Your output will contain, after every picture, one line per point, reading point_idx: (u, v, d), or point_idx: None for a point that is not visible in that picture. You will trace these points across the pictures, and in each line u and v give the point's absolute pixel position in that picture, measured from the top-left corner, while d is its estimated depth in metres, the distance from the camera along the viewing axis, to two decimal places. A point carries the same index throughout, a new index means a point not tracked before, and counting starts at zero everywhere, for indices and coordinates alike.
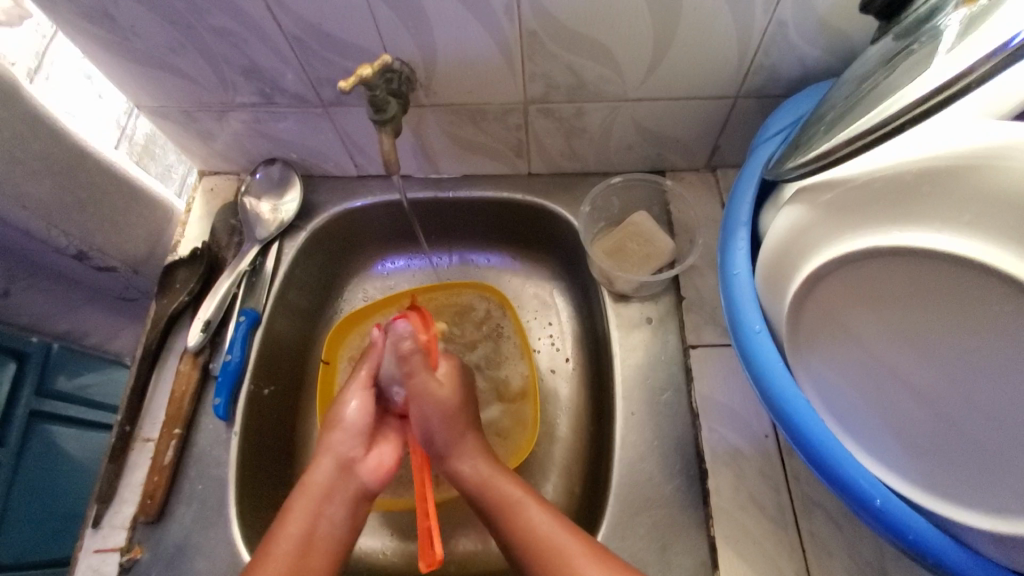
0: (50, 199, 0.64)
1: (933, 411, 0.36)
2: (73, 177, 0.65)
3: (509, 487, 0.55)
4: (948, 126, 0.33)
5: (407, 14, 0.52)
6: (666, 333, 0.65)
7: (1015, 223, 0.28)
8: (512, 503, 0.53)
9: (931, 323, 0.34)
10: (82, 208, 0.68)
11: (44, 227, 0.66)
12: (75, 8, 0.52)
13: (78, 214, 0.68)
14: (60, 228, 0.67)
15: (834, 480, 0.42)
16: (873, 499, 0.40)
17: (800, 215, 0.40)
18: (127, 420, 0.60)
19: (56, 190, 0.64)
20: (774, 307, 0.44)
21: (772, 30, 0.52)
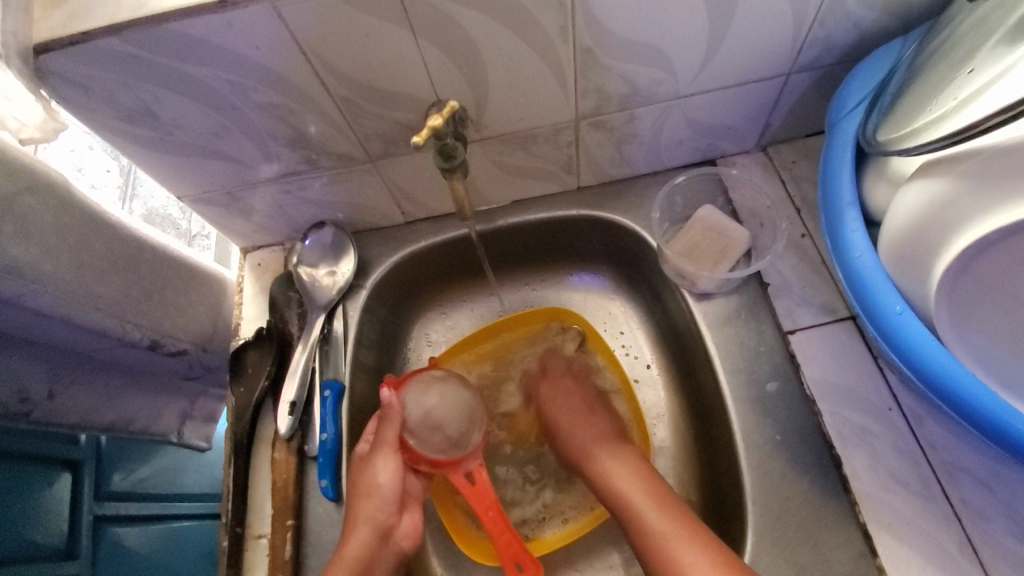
0: (119, 296, 0.62)
1: None
2: (136, 270, 0.63)
3: (626, 484, 0.58)
4: None
5: (459, 53, 0.50)
6: (759, 323, 0.62)
7: None
8: (633, 503, 0.56)
9: None
10: (148, 297, 0.66)
11: (119, 325, 0.63)
12: (114, 112, 0.50)
13: (146, 304, 0.65)
14: (133, 322, 0.64)
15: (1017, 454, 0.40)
16: None
17: (940, 189, 0.38)
18: (236, 521, 0.58)
19: (123, 286, 0.62)
20: (913, 286, 0.43)
21: (830, 1, 0.51)
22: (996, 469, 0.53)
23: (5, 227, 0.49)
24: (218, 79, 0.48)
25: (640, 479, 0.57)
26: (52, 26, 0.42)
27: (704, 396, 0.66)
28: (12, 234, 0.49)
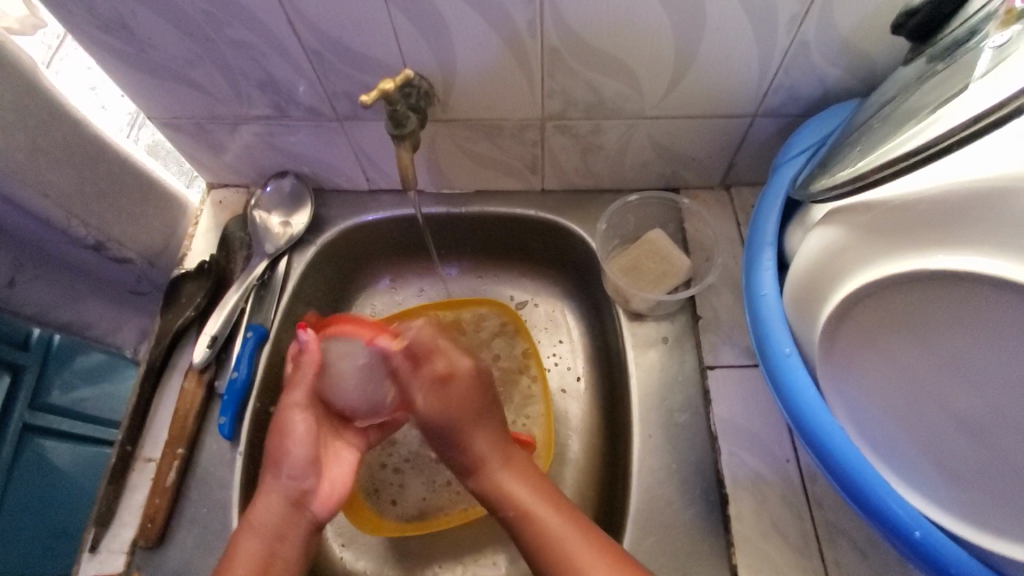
0: (69, 187, 0.64)
1: (978, 446, 0.35)
2: (93, 167, 0.66)
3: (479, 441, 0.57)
4: (992, 148, 0.32)
5: (427, 27, 0.51)
6: (683, 353, 0.63)
7: None
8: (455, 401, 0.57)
9: (970, 350, 0.33)
10: (100, 198, 0.68)
11: (64, 216, 0.65)
12: (92, 18, 0.52)
13: (96, 203, 0.67)
14: (79, 218, 0.66)
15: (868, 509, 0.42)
16: (911, 530, 0.40)
17: (834, 237, 0.39)
18: (128, 440, 0.59)
19: (74, 179, 0.64)
20: (805, 332, 0.44)
21: (794, 50, 0.52)
22: (877, 539, 0.53)
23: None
24: (193, 5, 0.50)
25: (507, 467, 0.56)
26: None
27: (620, 415, 0.65)
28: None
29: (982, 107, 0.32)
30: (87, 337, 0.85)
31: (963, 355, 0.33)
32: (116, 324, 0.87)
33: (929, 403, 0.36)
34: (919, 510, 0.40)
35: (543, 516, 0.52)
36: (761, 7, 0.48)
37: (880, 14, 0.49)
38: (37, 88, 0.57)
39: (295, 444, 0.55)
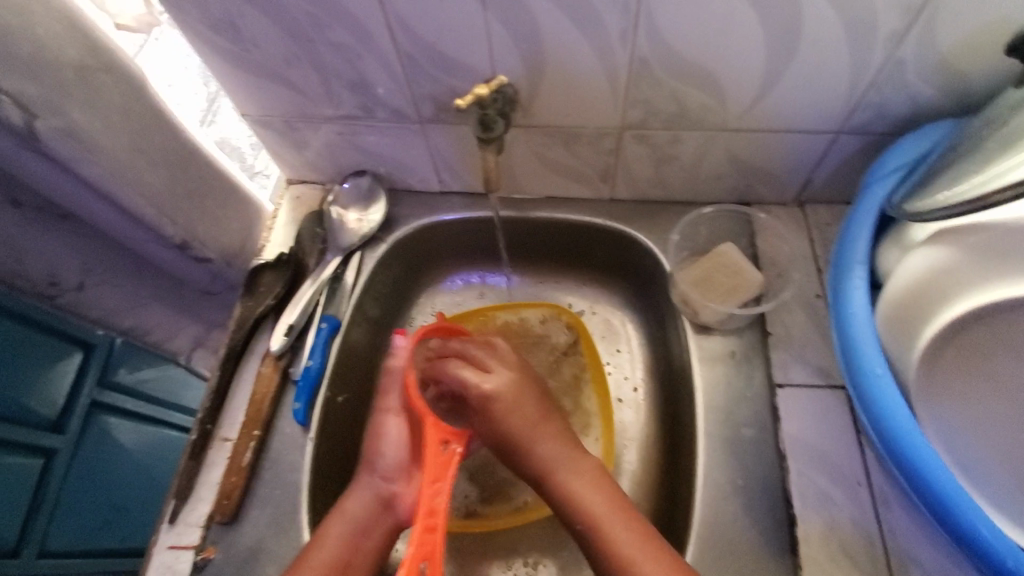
0: (163, 187, 0.67)
1: None
2: (184, 170, 0.69)
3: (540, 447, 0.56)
4: None
5: (521, 36, 0.53)
6: (752, 370, 0.62)
7: None
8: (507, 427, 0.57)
9: None
10: (189, 198, 0.71)
11: (155, 215, 0.68)
12: (206, 18, 0.56)
13: (185, 204, 0.71)
14: (168, 217, 0.69)
15: (958, 537, 0.40)
16: (1003, 562, 0.38)
17: (936, 261, 0.39)
18: (207, 418, 0.61)
19: (169, 181, 0.68)
20: (900, 352, 0.43)
21: (889, 68, 0.51)
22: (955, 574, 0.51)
23: (78, 95, 0.55)
24: (301, 8, 0.53)
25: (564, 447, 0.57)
26: None
27: (681, 429, 0.65)
28: (81, 103, 0.56)
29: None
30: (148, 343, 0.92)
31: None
32: (172, 331, 0.92)
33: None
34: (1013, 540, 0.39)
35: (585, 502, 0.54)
36: (859, 22, 0.48)
37: (986, 33, 0.48)
38: (141, 91, 0.61)
39: (387, 447, 0.57)
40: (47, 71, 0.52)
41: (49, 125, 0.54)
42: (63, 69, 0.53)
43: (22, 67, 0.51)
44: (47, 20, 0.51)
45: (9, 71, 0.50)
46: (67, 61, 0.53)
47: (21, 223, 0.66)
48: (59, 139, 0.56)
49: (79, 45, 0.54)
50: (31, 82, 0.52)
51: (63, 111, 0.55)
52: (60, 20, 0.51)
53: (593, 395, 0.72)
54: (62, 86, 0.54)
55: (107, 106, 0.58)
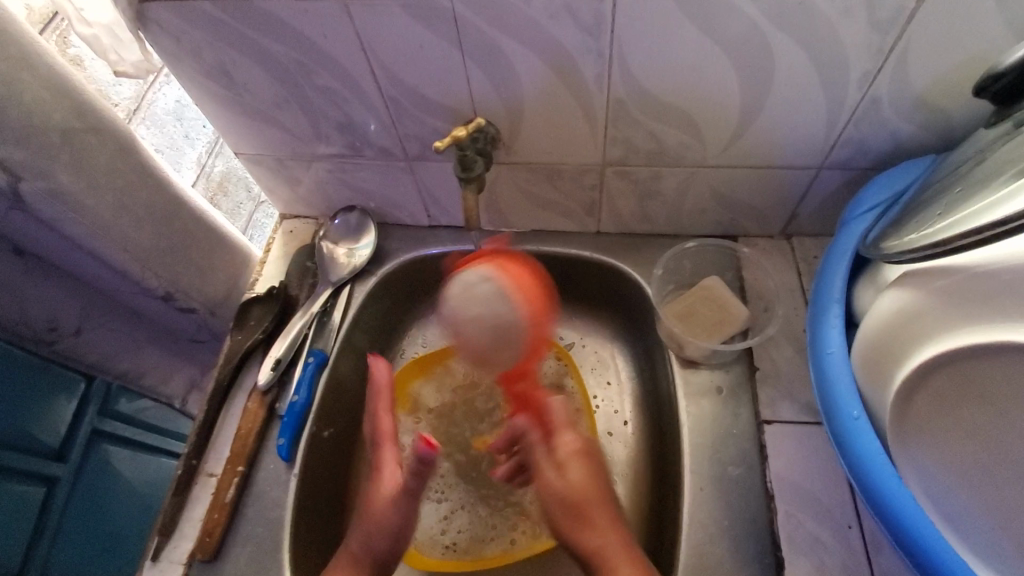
0: (148, 243, 0.71)
1: None
2: (170, 224, 0.73)
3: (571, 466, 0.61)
4: None
5: (499, 80, 0.54)
6: (738, 405, 0.61)
7: None
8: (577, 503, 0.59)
9: None
10: (174, 252, 0.75)
11: (140, 270, 0.72)
12: (199, 67, 0.58)
13: (170, 257, 0.74)
14: (153, 271, 0.73)
15: None
16: None
17: (905, 305, 0.39)
18: (193, 454, 0.62)
19: (154, 236, 0.71)
20: (876, 394, 0.42)
21: (865, 106, 0.52)
22: None
23: (63, 157, 0.59)
24: (287, 56, 0.55)
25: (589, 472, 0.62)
26: None
27: (668, 465, 0.64)
28: (66, 164, 0.59)
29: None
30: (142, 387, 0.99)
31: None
32: (168, 374, 1.02)
33: (1007, 476, 0.34)
34: None
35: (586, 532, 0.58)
36: (832, 63, 0.48)
37: (958, 72, 0.48)
38: (128, 150, 0.65)
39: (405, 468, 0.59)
40: (34, 135, 0.56)
41: (34, 187, 0.58)
42: (49, 133, 0.57)
43: (9, 134, 0.54)
44: (34, 87, 0.54)
45: (1, 137, 0.54)
46: (52, 125, 0.57)
47: (25, 272, 0.73)
48: (42, 200, 0.59)
49: (66, 108, 0.57)
50: (18, 146, 0.55)
51: (48, 173, 0.58)
52: (47, 87, 0.55)
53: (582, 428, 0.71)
54: (49, 149, 0.57)
55: (93, 158, 0.61)
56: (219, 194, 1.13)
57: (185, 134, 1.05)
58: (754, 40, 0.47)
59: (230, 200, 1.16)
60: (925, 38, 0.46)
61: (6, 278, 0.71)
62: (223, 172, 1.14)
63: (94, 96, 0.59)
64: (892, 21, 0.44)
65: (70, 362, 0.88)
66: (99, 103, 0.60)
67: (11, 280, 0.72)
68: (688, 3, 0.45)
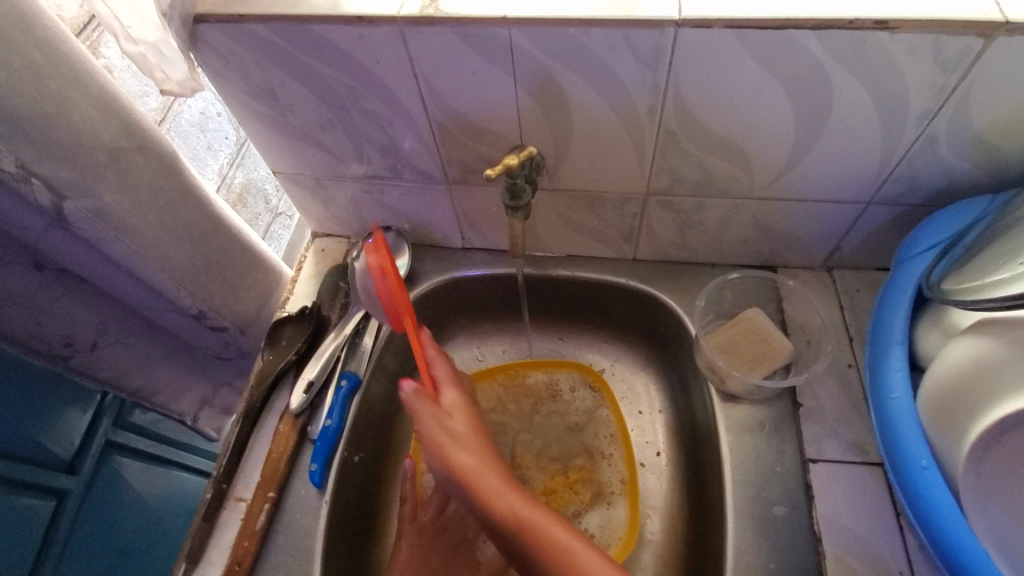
0: (186, 262, 0.70)
1: None
2: (207, 243, 0.73)
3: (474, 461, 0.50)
4: None
5: (549, 108, 0.54)
6: (782, 443, 0.59)
7: None
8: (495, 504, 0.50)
9: None
10: (208, 271, 0.74)
11: (174, 288, 0.71)
12: (247, 87, 0.58)
13: (203, 275, 0.74)
14: (187, 289, 0.73)
15: None
16: None
17: (983, 351, 0.38)
18: (223, 478, 0.60)
19: (191, 254, 0.71)
20: (945, 444, 0.41)
21: (921, 143, 0.51)
22: None
23: (109, 177, 0.58)
24: (337, 79, 0.55)
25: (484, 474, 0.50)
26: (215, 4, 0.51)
27: (707, 501, 0.62)
28: (111, 184, 0.59)
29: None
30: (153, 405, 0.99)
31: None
32: (180, 391, 1.01)
33: None
34: None
35: (543, 525, 0.47)
36: (891, 99, 0.48)
37: (1021, 113, 0.47)
38: (170, 168, 0.64)
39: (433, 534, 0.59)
40: (83, 155, 0.55)
41: (78, 206, 0.57)
42: (97, 153, 0.56)
43: (58, 154, 0.53)
44: (85, 107, 0.54)
45: (51, 157, 0.53)
46: (99, 144, 0.56)
47: (43, 285, 0.72)
48: (85, 221, 0.58)
49: (114, 128, 0.57)
50: (67, 166, 0.54)
51: (94, 193, 0.58)
52: (97, 106, 0.55)
53: (615, 457, 0.70)
54: (95, 168, 0.57)
55: (136, 177, 0.61)
56: (238, 205, 1.13)
57: (208, 146, 1.05)
58: (815, 76, 0.46)
59: (248, 211, 1.16)
60: (990, 78, 0.45)
61: (24, 293, 0.71)
62: (242, 183, 1.14)
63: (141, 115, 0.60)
64: (957, 61, 0.44)
65: (84, 378, 0.86)
66: (145, 122, 0.60)
67: (29, 294, 0.71)
68: (751, 38, 0.44)
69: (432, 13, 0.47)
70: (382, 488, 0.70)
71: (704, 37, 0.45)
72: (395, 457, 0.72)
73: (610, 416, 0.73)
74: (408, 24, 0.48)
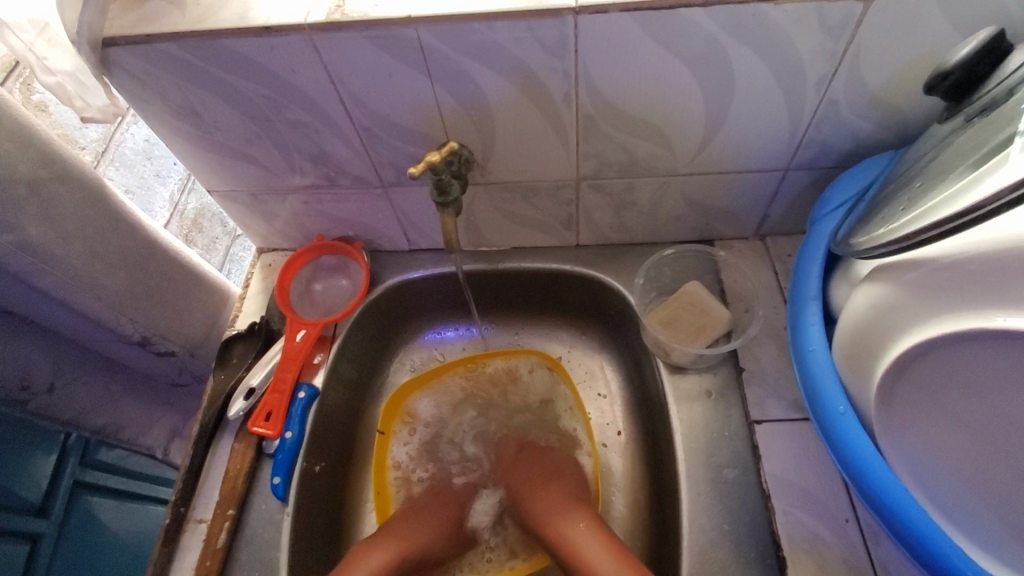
0: (122, 289, 0.71)
1: None
2: (144, 268, 0.74)
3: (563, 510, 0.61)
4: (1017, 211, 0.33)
5: (469, 103, 0.55)
6: (728, 407, 0.61)
7: None
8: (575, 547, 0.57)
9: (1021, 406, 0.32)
10: (149, 295, 0.75)
11: (114, 315, 0.72)
12: (166, 106, 0.58)
13: (145, 301, 0.75)
14: (128, 316, 0.73)
15: (928, 559, 0.41)
16: None
17: (884, 293, 0.40)
18: (181, 501, 0.60)
19: (127, 281, 0.72)
20: (856, 388, 0.45)
21: (823, 108, 0.54)
22: None
23: (31, 210, 0.58)
24: (256, 92, 0.55)
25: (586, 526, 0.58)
26: (123, 25, 0.51)
27: (664, 473, 0.64)
28: (33, 217, 0.58)
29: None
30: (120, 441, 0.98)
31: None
32: (148, 423, 1.01)
33: (989, 464, 0.35)
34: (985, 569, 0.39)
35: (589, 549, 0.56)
36: (787, 67, 0.50)
37: (910, 71, 0.50)
38: (94, 195, 0.64)
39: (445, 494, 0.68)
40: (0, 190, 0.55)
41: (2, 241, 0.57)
42: (16, 186, 0.56)
43: None
44: None
45: None
46: (17, 177, 0.56)
47: None
48: (10, 255, 0.58)
49: (32, 160, 0.57)
50: None
51: (16, 227, 0.57)
52: (11, 139, 0.55)
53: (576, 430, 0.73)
54: (14, 202, 0.56)
55: (58, 207, 0.61)
56: (196, 231, 1.12)
57: (157, 172, 1.04)
58: (714, 51, 0.48)
59: (206, 236, 1.15)
60: (876, 37, 0.47)
61: None
62: (197, 209, 1.12)
63: (59, 145, 0.59)
64: (842, 27, 0.46)
65: (48, 421, 0.84)
66: (62, 152, 0.60)
67: None
68: (647, 21, 0.46)
69: (339, 18, 0.48)
70: (348, 493, 0.70)
71: (603, 22, 0.46)
72: (362, 460, 0.73)
73: (570, 396, 0.74)
74: (317, 31, 0.48)
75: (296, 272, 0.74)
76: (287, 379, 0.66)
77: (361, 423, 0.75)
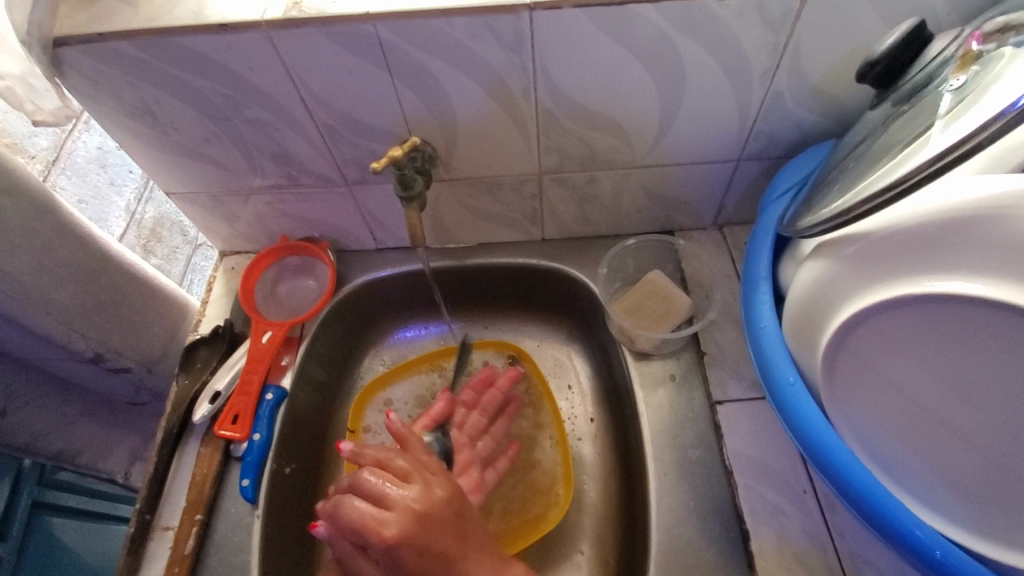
0: (72, 303, 0.69)
1: (981, 454, 0.38)
2: (96, 281, 0.72)
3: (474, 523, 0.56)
4: (938, 186, 0.37)
5: (431, 98, 0.56)
6: (691, 390, 0.64)
7: (1012, 263, 0.32)
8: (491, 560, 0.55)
9: (960, 358, 0.36)
10: (102, 309, 0.73)
11: (64, 332, 0.70)
12: (121, 108, 0.57)
13: (97, 315, 0.73)
14: (80, 332, 0.71)
15: (876, 518, 0.44)
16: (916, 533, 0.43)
17: (823, 268, 0.43)
18: (146, 508, 0.59)
19: (77, 295, 0.70)
20: (804, 360, 0.48)
21: (770, 100, 0.56)
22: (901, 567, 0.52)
23: None
24: (214, 91, 0.54)
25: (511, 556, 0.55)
26: (74, 24, 0.50)
27: (633, 456, 0.65)
28: None
29: (955, 135, 0.36)
30: (78, 467, 0.94)
31: (986, 387, 0.36)
32: (106, 447, 0.97)
33: (926, 415, 0.40)
34: (927, 520, 0.43)
35: None
36: (734, 62, 0.52)
37: (846, 63, 0.53)
38: (42, 204, 0.62)
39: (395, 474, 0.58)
40: None
41: None
42: None
43: None
44: None
45: None
46: None
47: None
48: None
49: None
50: None
51: None
52: None
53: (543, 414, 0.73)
54: None
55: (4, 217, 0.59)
56: (153, 240, 1.07)
57: (111, 181, 1.01)
58: (664, 46, 0.50)
59: (166, 244, 1.09)
60: (815, 31, 0.50)
61: None
62: (155, 217, 1.08)
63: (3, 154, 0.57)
64: (782, 22, 0.49)
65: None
66: (7, 162, 0.58)
67: None
68: (599, 17, 0.48)
69: (297, 15, 0.48)
70: (319, 495, 0.69)
71: (558, 17, 0.48)
72: (333, 461, 0.72)
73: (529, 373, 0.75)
74: (275, 28, 0.48)
75: (260, 274, 0.74)
76: (253, 381, 0.65)
77: (331, 423, 0.74)
